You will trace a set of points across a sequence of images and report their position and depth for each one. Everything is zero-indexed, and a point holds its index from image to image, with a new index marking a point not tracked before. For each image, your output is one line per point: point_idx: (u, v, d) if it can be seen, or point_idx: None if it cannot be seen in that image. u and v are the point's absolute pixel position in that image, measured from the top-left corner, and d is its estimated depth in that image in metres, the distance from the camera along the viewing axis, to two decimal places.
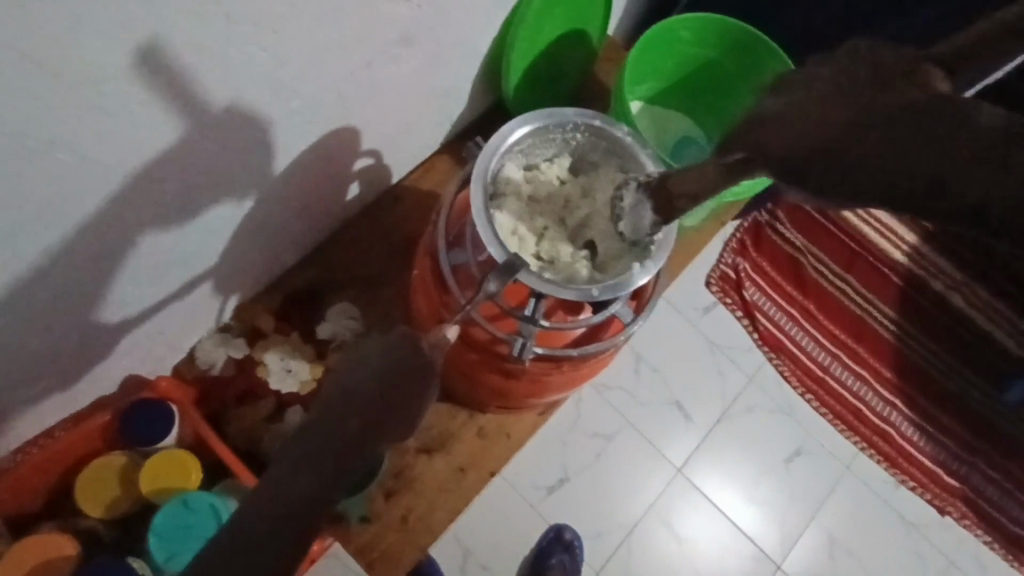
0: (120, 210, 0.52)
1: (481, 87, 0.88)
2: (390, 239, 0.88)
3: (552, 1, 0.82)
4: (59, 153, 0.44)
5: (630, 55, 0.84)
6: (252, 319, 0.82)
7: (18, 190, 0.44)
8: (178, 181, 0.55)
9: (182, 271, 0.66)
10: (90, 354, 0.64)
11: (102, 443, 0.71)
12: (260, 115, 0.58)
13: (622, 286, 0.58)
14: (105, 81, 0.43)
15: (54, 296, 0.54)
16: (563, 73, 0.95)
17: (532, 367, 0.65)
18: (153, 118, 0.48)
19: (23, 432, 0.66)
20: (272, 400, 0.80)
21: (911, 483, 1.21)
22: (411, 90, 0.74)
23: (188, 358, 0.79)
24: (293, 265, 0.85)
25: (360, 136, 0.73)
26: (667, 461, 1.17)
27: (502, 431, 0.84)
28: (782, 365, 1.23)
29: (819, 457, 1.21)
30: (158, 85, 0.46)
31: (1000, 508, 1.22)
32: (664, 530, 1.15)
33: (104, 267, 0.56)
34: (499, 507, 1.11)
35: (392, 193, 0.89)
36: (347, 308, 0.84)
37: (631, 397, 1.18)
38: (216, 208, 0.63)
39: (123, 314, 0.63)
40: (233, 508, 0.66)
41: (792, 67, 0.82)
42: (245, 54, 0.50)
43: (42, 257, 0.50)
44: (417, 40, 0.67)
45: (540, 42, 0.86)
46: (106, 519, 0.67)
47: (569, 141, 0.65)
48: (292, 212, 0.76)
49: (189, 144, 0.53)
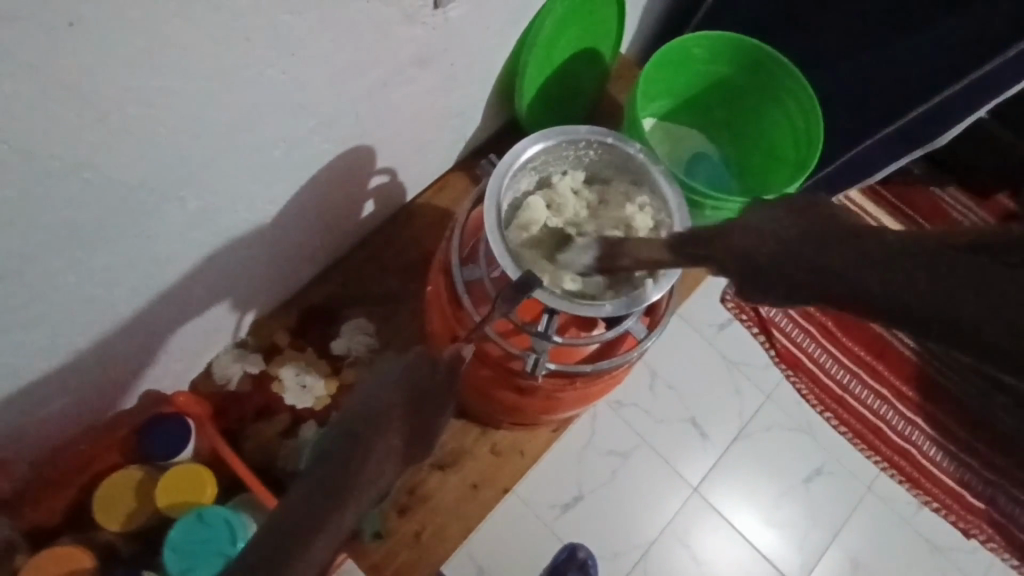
0: (143, 228, 0.54)
1: (495, 104, 0.88)
2: (405, 255, 0.89)
3: (565, 22, 0.83)
4: (84, 173, 0.45)
5: (642, 72, 0.85)
6: (269, 335, 0.83)
7: (43, 209, 0.45)
8: (199, 200, 0.56)
9: (201, 288, 0.67)
10: (111, 370, 0.65)
11: (120, 458, 0.72)
12: (279, 135, 0.59)
13: (633, 302, 0.57)
14: (129, 104, 0.44)
15: (78, 314, 0.55)
16: (577, 90, 0.96)
17: (545, 382, 0.65)
18: (174, 139, 0.49)
19: (44, 448, 0.66)
20: (288, 414, 0.81)
21: (935, 505, 1.18)
22: (425, 110, 0.75)
23: (205, 374, 0.79)
24: (309, 281, 0.85)
25: (374, 155, 0.74)
26: (684, 479, 1.16)
27: (515, 447, 0.84)
28: (800, 384, 1.20)
29: (840, 478, 1.19)
30: (180, 106, 0.47)
31: None
32: (680, 550, 1.14)
33: (126, 282, 0.57)
34: (513, 525, 1.10)
35: (406, 210, 0.90)
36: (362, 324, 0.85)
37: (646, 414, 1.17)
38: (236, 225, 0.64)
39: (143, 330, 0.64)
40: (248, 524, 0.66)
41: (807, 83, 0.82)
42: (265, 76, 0.52)
43: (66, 276, 0.51)
44: (432, 61, 0.68)
45: (552, 62, 0.87)
46: (123, 534, 0.67)
47: (582, 157, 0.65)
48: (310, 228, 0.77)
49: (209, 165, 0.54)
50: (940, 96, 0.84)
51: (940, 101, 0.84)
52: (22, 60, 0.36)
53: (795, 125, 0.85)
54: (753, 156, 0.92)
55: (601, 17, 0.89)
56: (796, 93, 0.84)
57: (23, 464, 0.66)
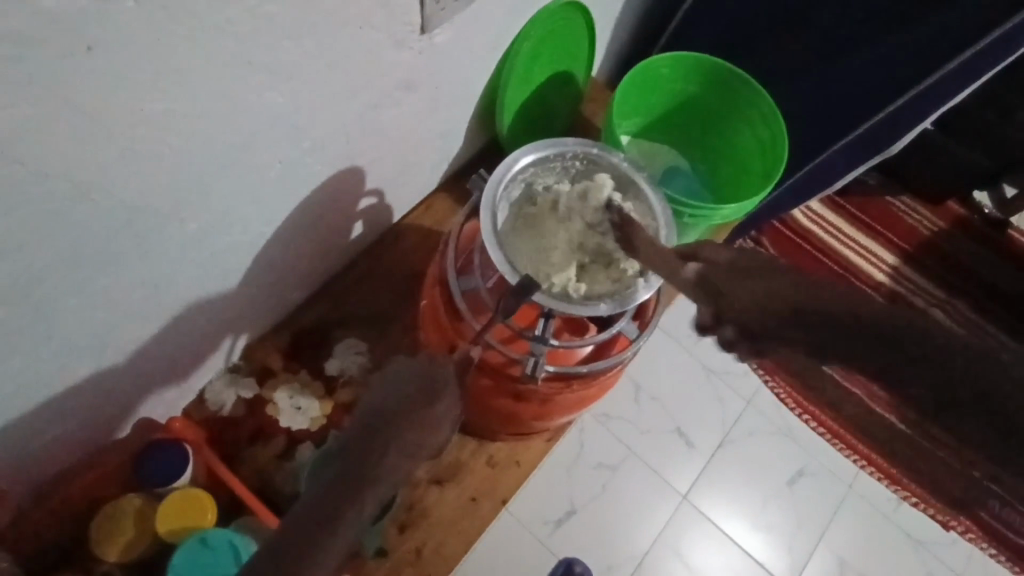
0: (147, 250, 0.55)
1: (475, 127, 0.92)
2: (395, 275, 0.91)
3: (540, 46, 0.87)
4: (93, 196, 0.46)
5: (615, 91, 0.89)
6: (261, 359, 0.83)
7: (53, 232, 0.46)
8: (199, 221, 0.58)
9: (197, 312, 0.68)
10: (107, 397, 0.65)
11: (115, 488, 0.71)
12: (276, 157, 0.61)
13: (625, 302, 0.60)
14: (138, 128, 0.45)
15: (79, 340, 0.56)
16: (553, 112, 1.01)
17: (543, 387, 0.67)
18: (177, 161, 0.50)
19: (39, 480, 0.66)
20: (283, 437, 0.81)
21: (913, 500, 1.22)
22: (411, 132, 0.77)
23: (197, 401, 0.79)
24: (300, 304, 0.86)
25: (363, 177, 0.76)
26: (673, 488, 1.18)
27: (512, 458, 0.85)
28: (778, 388, 1.25)
29: (821, 478, 1.22)
30: (185, 127, 0.49)
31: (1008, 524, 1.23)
32: (673, 559, 1.15)
33: (126, 306, 0.58)
34: (507, 543, 1.10)
35: (393, 231, 0.92)
36: (354, 344, 0.86)
37: (633, 425, 1.20)
38: (233, 248, 0.65)
39: (139, 355, 0.64)
40: (252, 545, 0.65)
41: (769, 94, 0.87)
42: (262, 99, 0.54)
43: (69, 300, 0.51)
44: (418, 84, 0.71)
45: (529, 85, 0.91)
46: (122, 564, 0.66)
47: (569, 169, 0.68)
48: (301, 251, 0.78)
49: (210, 189, 0.56)
50: (899, 101, 0.89)
51: (899, 104, 0.88)
52: (38, 80, 0.38)
53: (761, 136, 0.91)
54: (722, 167, 0.97)
55: (573, 41, 0.93)
56: (760, 106, 0.89)
57: (16, 497, 0.65)
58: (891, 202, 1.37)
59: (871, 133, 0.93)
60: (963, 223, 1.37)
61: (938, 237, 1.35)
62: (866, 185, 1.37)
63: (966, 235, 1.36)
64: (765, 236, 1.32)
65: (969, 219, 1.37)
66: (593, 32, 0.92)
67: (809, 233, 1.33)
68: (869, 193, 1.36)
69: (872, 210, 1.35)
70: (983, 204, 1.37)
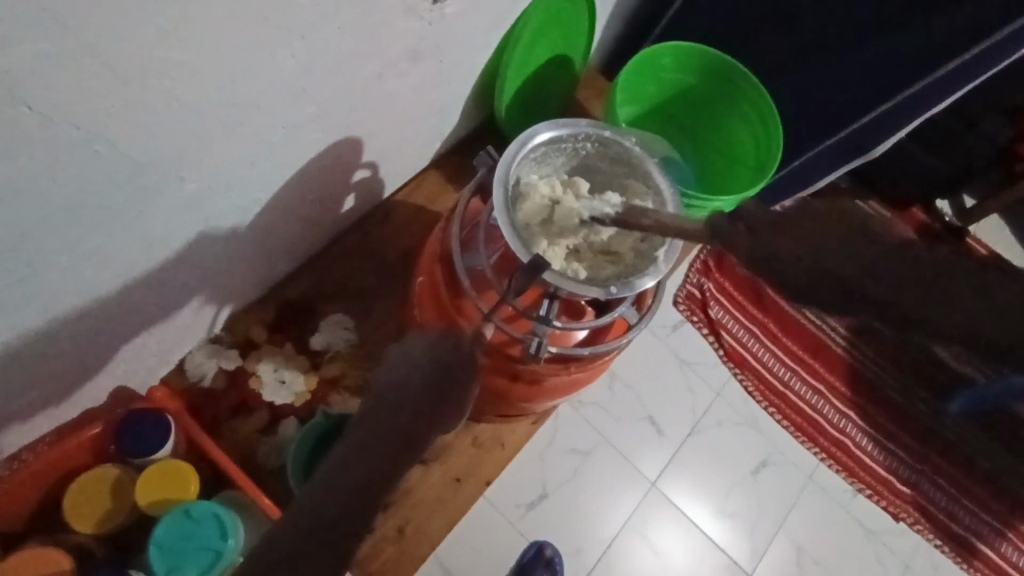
0: (142, 208, 0.52)
1: (473, 105, 0.91)
2: (384, 251, 0.89)
3: (543, 27, 0.86)
4: (96, 145, 0.44)
5: (616, 78, 0.89)
6: (244, 330, 0.81)
7: (51, 183, 0.43)
8: (198, 181, 0.55)
9: (186, 276, 0.65)
10: (87, 361, 0.62)
11: (90, 458, 0.69)
12: (280, 118, 0.58)
13: (634, 285, 0.60)
14: (150, 78, 0.43)
15: (67, 299, 0.53)
16: (550, 96, 1.00)
17: (540, 368, 0.67)
18: (181, 116, 0.48)
19: (11, 445, 0.63)
20: (266, 410, 0.79)
21: (868, 492, 1.25)
22: (410, 106, 0.76)
23: (177, 370, 0.77)
24: (286, 276, 0.84)
25: (361, 148, 0.75)
26: (642, 474, 1.20)
27: (496, 440, 0.86)
28: (746, 380, 1.27)
29: (785, 467, 1.24)
30: (195, 81, 0.46)
31: (961, 524, 1.26)
32: (639, 544, 1.16)
33: (114, 267, 0.55)
34: (480, 526, 1.10)
35: (383, 207, 0.90)
36: (341, 319, 0.85)
37: (606, 413, 1.21)
38: (227, 213, 0.63)
39: (121, 321, 0.62)
40: (238, 519, 0.64)
41: (765, 89, 0.88)
42: (272, 57, 0.51)
43: (60, 256, 0.49)
44: (425, 56, 0.70)
45: (529, 67, 0.90)
46: (97, 536, 0.64)
47: (579, 151, 0.68)
48: (293, 221, 0.76)
49: (212, 148, 0.53)
50: (880, 109, 0.90)
51: (880, 112, 0.90)
52: (53, 16, 0.35)
53: (757, 132, 0.92)
54: (714, 160, 0.98)
55: (574, 24, 0.92)
56: (757, 101, 0.91)
57: None
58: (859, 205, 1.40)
59: (853, 138, 0.94)
60: (927, 230, 1.40)
61: None
62: (837, 188, 1.41)
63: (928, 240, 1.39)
64: None
65: (931, 226, 1.41)
66: (595, 16, 0.91)
67: None
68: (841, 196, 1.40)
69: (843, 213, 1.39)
70: (942, 212, 1.42)
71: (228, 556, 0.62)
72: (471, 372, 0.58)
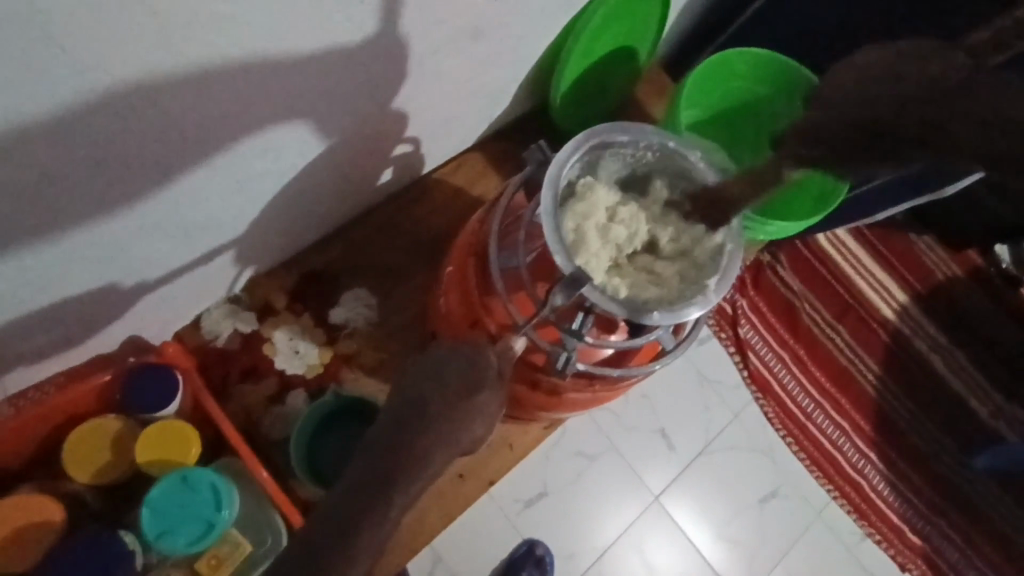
0: (172, 164, 0.50)
1: (528, 89, 0.86)
2: (415, 230, 0.86)
3: (613, 16, 0.81)
4: (132, 95, 0.41)
5: (682, 80, 0.85)
6: (265, 294, 0.79)
7: (77, 125, 0.41)
8: (233, 141, 0.52)
9: (211, 234, 0.63)
10: (102, 309, 0.61)
11: (96, 404, 0.68)
12: (327, 84, 0.55)
13: (678, 314, 0.57)
14: (196, 31, 0.40)
15: (86, 246, 0.52)
16: (609, 90, 0.95)
17: (563, 381, 0.64)
18: (223, 75, 0.45)
19: (19, 382, 0.62)
20: (277, 379, 0.78)
21: (877, 538, 1.19)
22: (463, 84, 0.72)
23: (193, 326, 0.75)
24: (313, 244, 0.82)
25: (406, 123, 0.71)
26: (646, 487, 1.16)
27: (505, 441, 0.83)
28: (768, 407, 1.20)
29: (795, 500, 1.20)
30: (243, 39, 0.43)
31: None
32: (632, 557, 1.14)
33: (136, 220, 0.53)
34: (475, 516, 1.08)
35: (420, 183, 0.87)
36: (363, 295, 0.82)
37: (619, 421, 1.17)
38: (260, 175, 0.60)
39: (142, 273, 0.60)
40: (234, 492, 0.62)
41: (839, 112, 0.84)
42: (325, 20, 0.48)
43: (81, 205, 0.47)
44: (485, 34, 0.66)
45: (591, 57, 0.85)
46: (93, 486, 0.63)
47: (639, 159, 0.64)
48: (326, 188, 0.73)
49: (252, 109, 0.51)
50: None
51: None
52: None
53: None
54: None
55: (645, 16, 0.87)
56: None
57: None
58: (913, 241, 1.32)
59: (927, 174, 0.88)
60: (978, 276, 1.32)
61: (949, 286, 1.31)
62: (894, 221, 1.33)
63: (979, 287, 1.31)
64: (784, 252, 1.27)
65: (984, 271, 1.32)
66: (668, 10, 0.86)
67: (826, 258, 1.29)
68: (897, 230, 1.32)
69: (894, 247, 1.31)
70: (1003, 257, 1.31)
71: (220, 528, 0.61)
72: (490, 379, 0.55)
